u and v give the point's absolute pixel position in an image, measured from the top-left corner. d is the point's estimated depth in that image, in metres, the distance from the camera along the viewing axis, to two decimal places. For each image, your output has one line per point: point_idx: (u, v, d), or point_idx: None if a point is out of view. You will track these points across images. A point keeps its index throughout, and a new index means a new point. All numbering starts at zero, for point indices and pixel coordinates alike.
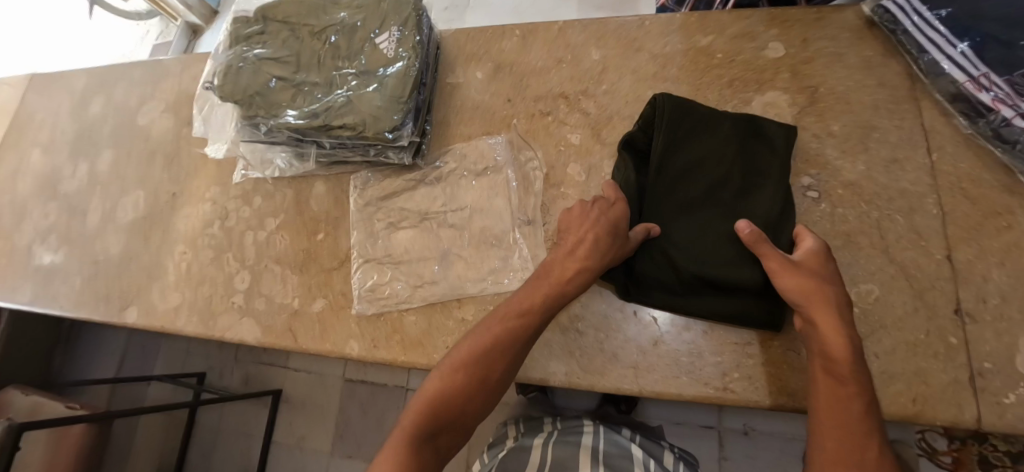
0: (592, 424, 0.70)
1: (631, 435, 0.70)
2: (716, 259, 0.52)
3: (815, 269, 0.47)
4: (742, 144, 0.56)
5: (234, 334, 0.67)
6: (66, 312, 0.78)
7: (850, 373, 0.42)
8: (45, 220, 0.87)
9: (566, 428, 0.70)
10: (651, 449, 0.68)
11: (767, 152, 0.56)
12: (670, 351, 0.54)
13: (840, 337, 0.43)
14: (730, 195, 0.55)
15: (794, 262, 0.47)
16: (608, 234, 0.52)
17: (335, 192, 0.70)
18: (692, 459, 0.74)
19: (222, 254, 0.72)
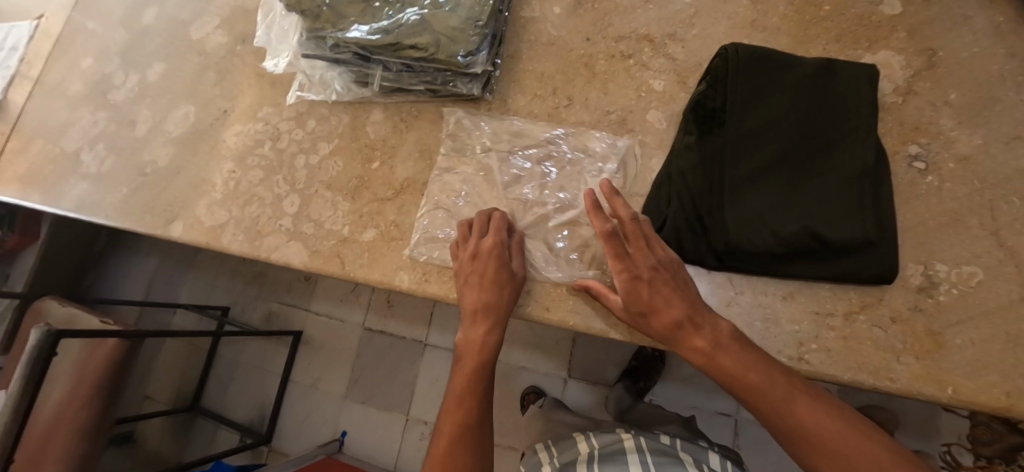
0: (630, 437, 0.70)
1: (671, 441, 0.71)
2: (823, 213, 0.47)
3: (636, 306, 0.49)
4: (822, 86, 0.51)
5: (281, 256, 0.66)
6: (110, 220, 0.78)
7: (760, 387, 0.43)
8: (93, 128, 0.86)
9: (605, 447, 0.70)
10: (694, 452, 0.70)
11: (852, 89, 0.51)
12: (744, 313, 0.51)
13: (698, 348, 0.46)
14: (810, 150, 0.50)
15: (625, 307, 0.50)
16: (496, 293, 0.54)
17: (394, 120, 0.67)
18: (728, 455, 0.77)
19: (271, 174, 0.70)
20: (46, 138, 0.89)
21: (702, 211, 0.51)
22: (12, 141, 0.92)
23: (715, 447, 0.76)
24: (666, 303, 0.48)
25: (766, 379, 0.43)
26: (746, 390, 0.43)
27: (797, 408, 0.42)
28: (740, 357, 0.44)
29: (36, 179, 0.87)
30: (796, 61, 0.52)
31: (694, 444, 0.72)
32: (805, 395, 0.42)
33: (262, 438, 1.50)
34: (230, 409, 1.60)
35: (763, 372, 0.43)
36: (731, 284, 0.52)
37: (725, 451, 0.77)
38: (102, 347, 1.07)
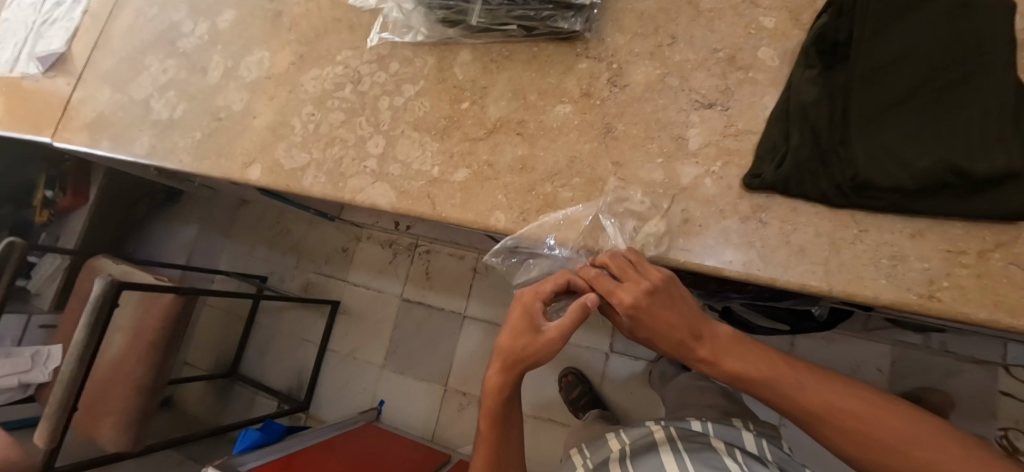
0: (661, 429, 0.68)
1: (703, 427, 0.66)
2: (960, 146, 0.43)
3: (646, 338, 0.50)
4: (956, 18, 0.48)
5: (366, 197, 0.64)
6: (184, 166, 0.78)
7: (774, 381, 0.45)
8: (163, 76, 0.86)
9: (636, 444, 0.68)
10: (729, 437, 0.65)
11: (993, 19, 0.47)
12: (867, 250, 0.49)
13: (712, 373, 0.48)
14: (952, 79, 0.46)
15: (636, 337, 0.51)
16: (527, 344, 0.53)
17: (483, 60, 0.65)
18: (771, 433, 0.72)
19: (354, 117, 0.69)
20: (115, 87, 0.90)
21: (822, 147, 0.50)
22: (78, 90, 0.93)
23: (754, 426, 0.71)
24: (666, 322, 0.48)
25: (771, 370, 0.46)
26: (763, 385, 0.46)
27: (809, 390, 0.44)
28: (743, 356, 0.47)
29: (106, 126, 0.87)
30: None
31: (729, 426, 0.67)
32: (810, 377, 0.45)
33: (301, 405, 1.53)
34: (268, 377, 1.64)
35: (771, 369, 0.46)
36: (854, 221, 0.50)
37: (762, 428, 0.73)
38: (159, 302, 1.09)
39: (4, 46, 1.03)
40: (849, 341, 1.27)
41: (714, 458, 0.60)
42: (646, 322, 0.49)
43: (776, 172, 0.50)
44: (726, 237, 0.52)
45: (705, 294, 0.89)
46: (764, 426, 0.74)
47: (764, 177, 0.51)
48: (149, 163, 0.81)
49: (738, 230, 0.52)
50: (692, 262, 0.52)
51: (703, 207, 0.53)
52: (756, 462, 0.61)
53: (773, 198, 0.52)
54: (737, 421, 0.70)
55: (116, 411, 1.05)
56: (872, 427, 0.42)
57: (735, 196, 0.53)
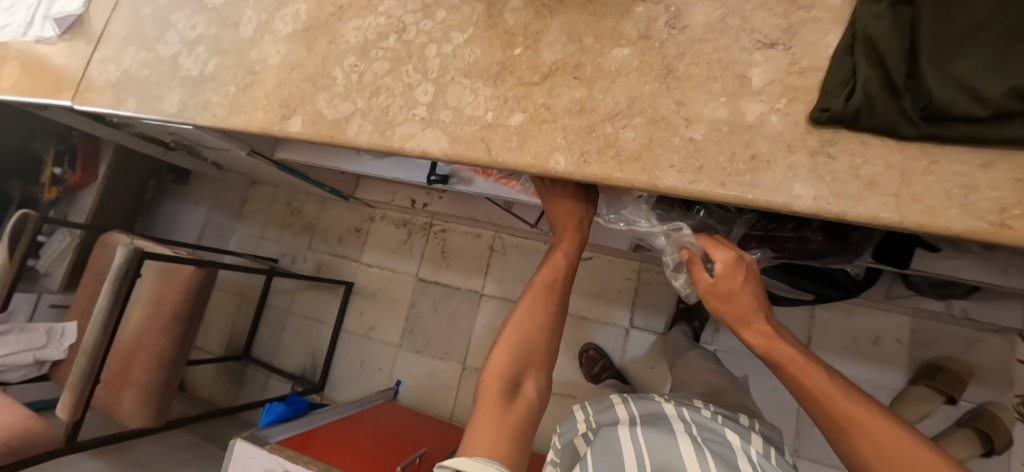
0: (675, 409, 0.67)
1: (713, 416, 0.67)
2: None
3: (730, 289, 0.57)
4: None
5: (417, 144, 0.63)
6: (219, 119, 0.75)
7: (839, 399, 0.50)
8: (191, 32, 0.84)
9: (646, 414, 0.67)
10: (737, 430, 0.65)
11: None
12: (938, 181, 0.48)
13: (767, 341, 0.56)
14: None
15: (716, 287, 0.58)
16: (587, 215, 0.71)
17: (535, 6, 0.64)
18: (772, 435, 0.72)
19: (400, 65, 0.68)
20: (140, 45, 0.87)
21: (889, 77, 0.48)
22: (99, 51, 0.90)
23: (760, 426, 0.72)
24: (745, 291, 0.57)
25: (842, 395, 0.51)
26: (823, 400, 0.51)
27: (868, 417, 0.48)
28: (812, 372, 0.53)
29: (131, 85, 0.85)
30: None
31: (738, 423, 0.67)
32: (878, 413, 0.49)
33: (315, 386, 1.53)
34: (280, 360, 1.64)
35: (841, 393, 0.51)
36: (923, 153, 0.49)
37: (767, 431, 0.73)
38: (178, 275, 1.08)
39: (15, 9, 0.99)
40: (869, 313, 1.29)
41: (726, 454, 0.58)
42: (727, 281, 0.57)
43: (847, 105, 0.50)
44: (794, 171, 0.52)
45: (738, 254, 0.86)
46: (769, 431, 0.74)
47: (833, 110, 0.50)
48: (180, 119, 0.79)
49: (806, 165, 0.52)
50: (762, 198, 0.51)
51: (770, 143, 0.53)
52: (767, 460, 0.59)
53: (841, 133, 0.52)
54: (744, 420, 0.70)
55: (138, 384, 1.03)
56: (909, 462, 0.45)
57: (802, 132, 0.53)
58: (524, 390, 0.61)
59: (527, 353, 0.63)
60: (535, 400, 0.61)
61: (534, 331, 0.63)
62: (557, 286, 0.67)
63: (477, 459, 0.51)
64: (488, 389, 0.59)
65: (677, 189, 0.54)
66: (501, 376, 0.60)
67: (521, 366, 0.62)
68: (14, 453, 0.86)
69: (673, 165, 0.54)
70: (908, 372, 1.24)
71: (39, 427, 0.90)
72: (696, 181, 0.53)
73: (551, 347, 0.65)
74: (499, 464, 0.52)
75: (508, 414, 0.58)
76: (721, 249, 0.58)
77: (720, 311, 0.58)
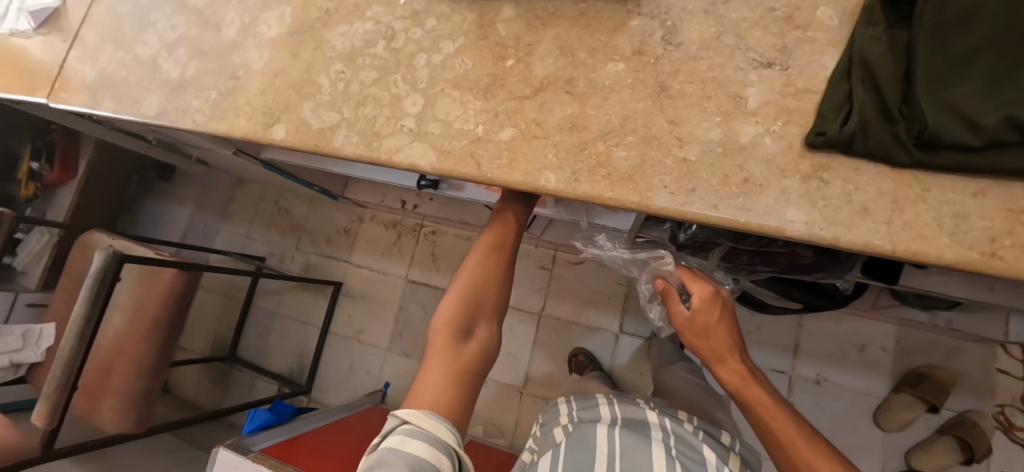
0: (660, 417, 0.67)
1: (694, 430, 0.67)
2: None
3: (706, 322, 0.61)
4: None
5: (404, 157, 0.62)
6: (200, 125, 0.73)
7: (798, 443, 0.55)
8: (171, 33, 0.81)
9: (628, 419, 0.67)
10: (717, 449, 0.65)
11: None
12: (931, 209, 0.48)
13: (740, 377, 0.60)
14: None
15: (694, 317, 0.62)
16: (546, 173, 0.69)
17: (527, 16, 0.63)
18: (750, 459, 0.73)
19: (388, 75, 0.66)
20: (118, 45, 0.84)
21: (883, 103, 0.48)
22: (75, 49, 0.87)
23: (740, 447, 0.72)
24: (721, 327, 0.61)
25: (802, 440, 0.55)
26: (784, 443, 0.56)
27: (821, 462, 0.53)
28: (775, 413, 0.58)
29: (108, 86, 0.82)
30: None
31: (718, 442, 0.68)
32: (831, 456, 0.54)
33: (302, 388, 1.51)
34: (267, 361, 1.62)
35: (801, 437, 0.55)
36: (916, 180, 0.49)
37: (746, 453, 0.73)
38: (160, 279, 1.05)
39: None
40: (856, 320, 1.30)
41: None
42: (704, 316, 0.61)
43: (842, 130, 0.49)
44: (787, 196, 0.51)
45: (733, 267, 0.88)
46: (748, 453, 0.74)
47: (828, 135, 0.50)
48: (158, 123, 0.76)
49: (799, 190, 0.51)
50: (754, 223, 0.51)
51: (763, 166, 0.52)
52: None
53: (835, 158, 0.51)
54: (725, 439, 0.71)
55: (118, 392, 1.00)
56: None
57: (795, 156, 0.52)
58: (475, 338, 0.57)
59: (480, 301, 0.59)
60: (486, 345, 0.58)
61: (487, 277, 0.60)
62: (507, 241, 0.64)
63: (425, 412, 0.49)
64: (437, 332, 0.56)
65: (669, 211, 0.53)
66: (455, 323, 0.56)
67: (474, 314, 0.58)
68: None
69: (666, 185, 0.53)
70: (891, 381, 1.25)
71: (12, 438, 0.88)
72: (688, 202, 0.52)
73: (501, 297, 0.61)
74: (446, 423, 0.50)
75: (457, 363, 0.54)
76: (699, 284, 0.63)
77: (694, 344, 0.63)
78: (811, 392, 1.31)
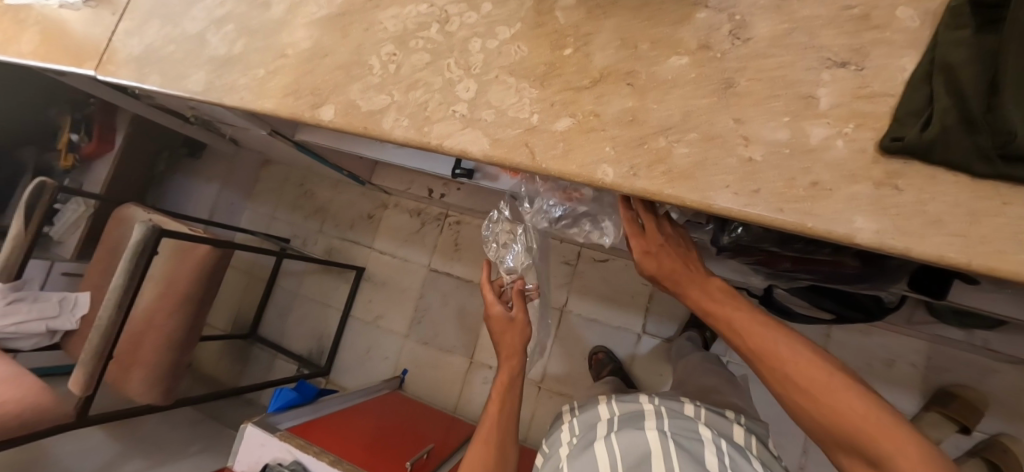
0: (652, 404, 0.66)
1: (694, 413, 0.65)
2: None
3: (651, 243, 0.61)
4: None
5: (455, 143, 0.61)
6: (247, 103, 0.73)
7: (815, 383, 0.49)
8: (220, 9, 0.81)
9: (625, 413, 0.66)
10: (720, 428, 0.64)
11: None
12: (1013, 222, 0.46)
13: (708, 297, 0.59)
14: None
15: (641, 242, 0.62)
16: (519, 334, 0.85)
17: (587, 5, 0.61)
18: (760, 430, 0.70)
19: (440, 59, 0.65)
20: (166, 20, 0.84)
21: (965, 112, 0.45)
22: (123, 22, 0.87)
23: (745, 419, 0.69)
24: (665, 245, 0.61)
25: (784, 345, 0.52)
26: (800, 383, 0.50)
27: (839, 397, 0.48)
28: (778, 348, 0.52)
29: (155, 60, 0.82)
30: None
31: (720, 417, 0.66)
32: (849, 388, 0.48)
33: (321, 370, 1.52)
34: (288, 341, 1.63)
35: (817, 371, 0.50)
36: (997, 193, 0.47)
37: (752, 424, 0.71)
38: (194, 254, 1.06)
39: None
40: (886, 335, 1.27)
41: (694, 448, 0.57)
42: (649, 236, 0.61)
43: (921, 136, 0.47)
44: (857, 202, 0.49)
45: (773, 274, 0.86)
46: (755, 425, 0.72)
47: (906, 141, 0.48)
48: (204, 100, 0.76)
49: (869, 196, 0.49)
50: (821, 230, 0.49)
51: (832, 170, 0.50)
52: (739, 454, 0.57)
53: (909, 165, 0.49)
54: (729, 413, 0.69)
55: (149, 363, 1.02)
56: (864, 438, 0.46)
57: (868, 161, 0.50)
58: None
59: None
60: None
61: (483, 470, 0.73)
62: (498, 424, 0.78)
63: None
64: None
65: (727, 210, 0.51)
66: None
67: None
68: (25, 427, 0.84)
69: (730, 187, 0.52)
70: (921, 398, 1.23)
71: (49, 401, 0.88)
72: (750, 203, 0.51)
73: None
74: None
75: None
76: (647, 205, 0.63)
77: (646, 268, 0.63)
78: None
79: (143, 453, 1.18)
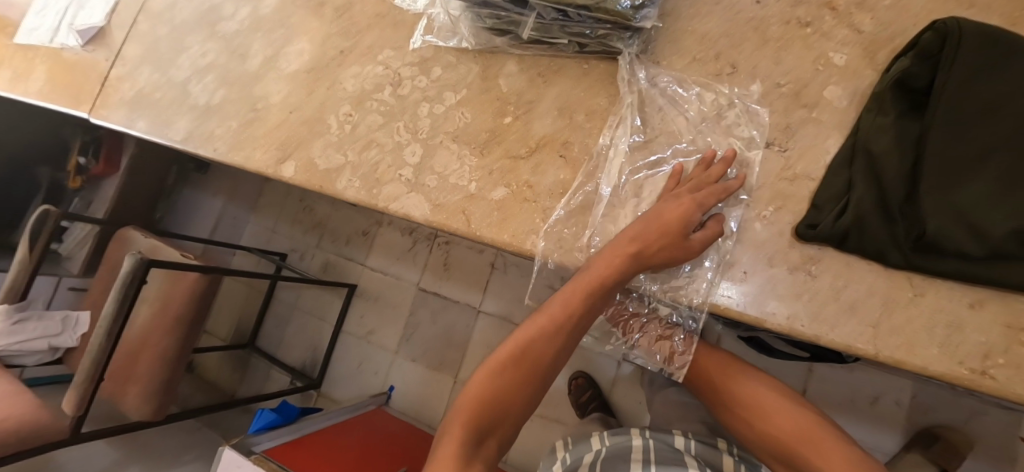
0: (641, 437, 0.73)
1: (684, 445, 0.71)
2: (1002, 216, 0.42)
3: None
4: None
5: (401, 206, 0.63)
6: (220, 155, 0.77)
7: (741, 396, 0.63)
8: (202, 59, 0.84)
9: (615, 446, 0.73)
10: (708, 458, 0.70)
11: None
12: (924, 314, 0.46)
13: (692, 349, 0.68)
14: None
15: None
16: (636, 261, 0.50)
17: (530, 73, 0.63)
18: (751, 459, 0.73)
19: (393, 121, 0.67)
20: (154, 67, 0.88)
21: (868, 203, 0.47)
22: (116, 67, 0.92)
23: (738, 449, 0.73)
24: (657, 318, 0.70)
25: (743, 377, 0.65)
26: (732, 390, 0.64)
27: (779, 419, 0.60)
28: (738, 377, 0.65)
29: (143, 106, 0.87)
30: None
31: (710, 447, 0.72)
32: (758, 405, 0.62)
33: (314, 382, 1.58)
34: (284, 353, 1.70)
35: (767, 398, 0.62)
36: (910, 284, 0.47)
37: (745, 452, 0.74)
38: (185, 279, 1.12)
39: (45, 13, 1.03)
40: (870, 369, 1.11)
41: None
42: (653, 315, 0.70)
43: (835, 224, 0.48)
44: (772, 286, 0.50)
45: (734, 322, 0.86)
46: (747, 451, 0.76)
47: (820, 229, 0.48)
48: (185, 148, 0.80)
49: (786, 282, 0.50)
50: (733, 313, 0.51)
51: (751, 252, 0.52)
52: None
53: (826, 250, 0.50)
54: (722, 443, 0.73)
55: (141, 381, 1.08)
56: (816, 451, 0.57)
57: (785, 244, 0.51)
58: (489, 445, 0.50)
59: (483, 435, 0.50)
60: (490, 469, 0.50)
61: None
62: (501, 392, 0.50)
63: None
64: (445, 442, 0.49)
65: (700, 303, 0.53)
66: (464, 427, 0.49)
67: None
68: (22, 444, 0.92)
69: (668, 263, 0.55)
70: (903, 438, 1.06)
71: (46, 418, 0.96)
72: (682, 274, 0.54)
73: None
74: None
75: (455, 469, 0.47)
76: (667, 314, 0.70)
77: None
78: None
79: (141, 461, 1.26)
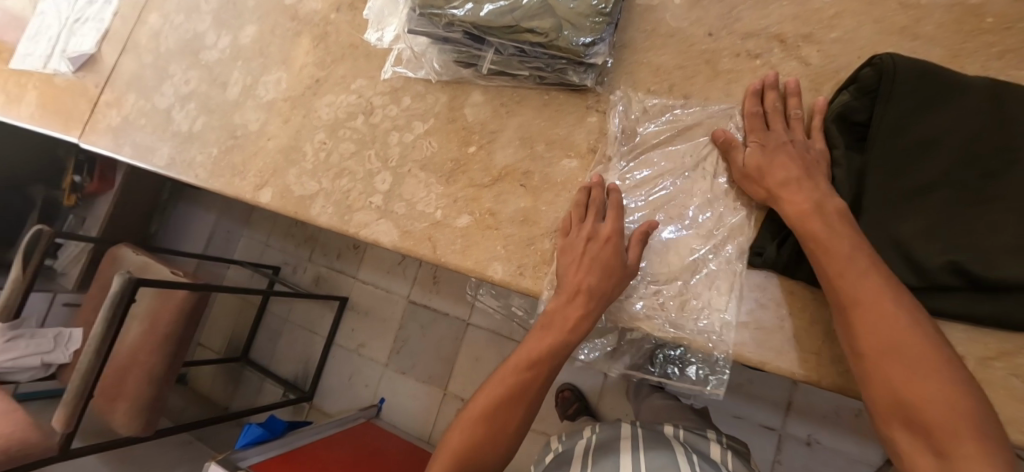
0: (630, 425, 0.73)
1: (675, 433, 0.72)
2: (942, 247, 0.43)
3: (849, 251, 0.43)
4: (999, 111, 0.44)
5: (370, 233, 0.66)
6: (200, 181, 0.80)
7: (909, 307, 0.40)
8: (185, 87, 0.87)
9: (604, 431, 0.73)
10: (696, 444, 0.71)
11: None
12: None
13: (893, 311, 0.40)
14: (966, 179, 0.44)
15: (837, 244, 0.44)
16: (596, 312, 0.51)
17: (494, 103, 0.65)
18: (738, 448, 0.76)
19: (364, 149, 0.70)
20: (139, 93, 0.92)
21: None
22: (105, 94, 0.95)
23: (726, 440, 0.76)
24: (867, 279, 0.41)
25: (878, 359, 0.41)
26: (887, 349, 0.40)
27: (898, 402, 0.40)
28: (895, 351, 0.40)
29: (129, 131, 0.90)
30: (969, 82, 0.46)
31: (698, 434, 0.73)
32: (880, 275, 0.41)
33: (305, 395, 1.60)
34: (276, 365, 1.72)
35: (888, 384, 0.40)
36: None
37: (734, 443, 0.77)
38: (173, 297, 1.15)
39: (37, 39, 1.04)
40: None
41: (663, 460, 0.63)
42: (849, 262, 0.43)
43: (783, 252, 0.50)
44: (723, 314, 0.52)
45: None
46: (735, 442, 0.78)
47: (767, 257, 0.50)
48: (168, 174, 0.83)
49: (736, 309, 0.52)
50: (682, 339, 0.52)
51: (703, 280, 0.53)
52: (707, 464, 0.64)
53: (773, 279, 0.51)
54: (709, 433, 0.75)
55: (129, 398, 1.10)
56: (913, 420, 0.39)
57: (735, 273, 0.52)
58: None
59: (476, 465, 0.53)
60: None
61: None
62: (492, 424, 0.53)
63: None
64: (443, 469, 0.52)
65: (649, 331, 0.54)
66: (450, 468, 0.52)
67: None
68: (14, 461, 0.95)
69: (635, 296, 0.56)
70: None
71: (34, 438, 0.99)
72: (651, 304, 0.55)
73: None
74: None
75: None
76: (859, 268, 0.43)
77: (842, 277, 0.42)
78: (801, 455, 1.07)
79: None
